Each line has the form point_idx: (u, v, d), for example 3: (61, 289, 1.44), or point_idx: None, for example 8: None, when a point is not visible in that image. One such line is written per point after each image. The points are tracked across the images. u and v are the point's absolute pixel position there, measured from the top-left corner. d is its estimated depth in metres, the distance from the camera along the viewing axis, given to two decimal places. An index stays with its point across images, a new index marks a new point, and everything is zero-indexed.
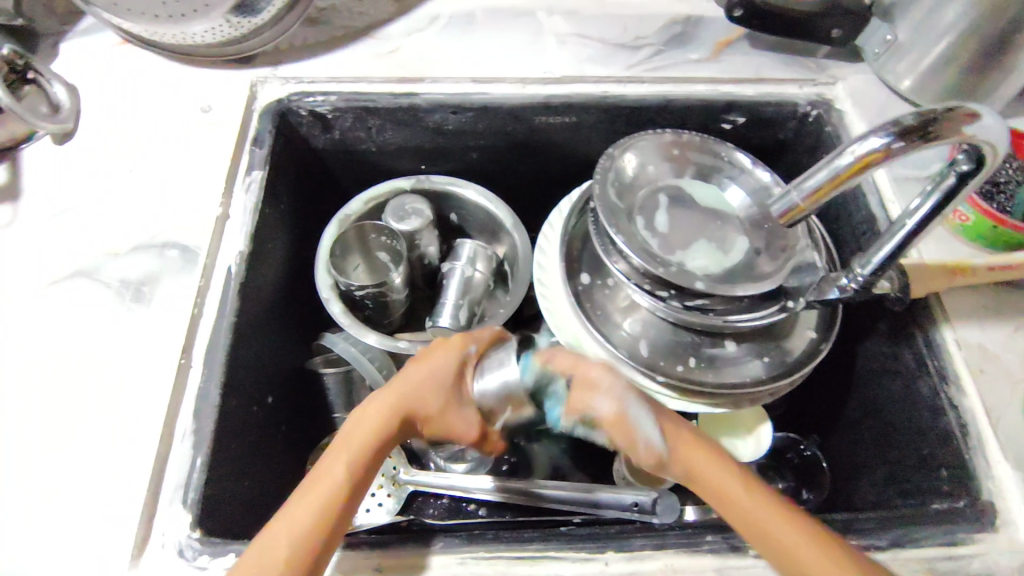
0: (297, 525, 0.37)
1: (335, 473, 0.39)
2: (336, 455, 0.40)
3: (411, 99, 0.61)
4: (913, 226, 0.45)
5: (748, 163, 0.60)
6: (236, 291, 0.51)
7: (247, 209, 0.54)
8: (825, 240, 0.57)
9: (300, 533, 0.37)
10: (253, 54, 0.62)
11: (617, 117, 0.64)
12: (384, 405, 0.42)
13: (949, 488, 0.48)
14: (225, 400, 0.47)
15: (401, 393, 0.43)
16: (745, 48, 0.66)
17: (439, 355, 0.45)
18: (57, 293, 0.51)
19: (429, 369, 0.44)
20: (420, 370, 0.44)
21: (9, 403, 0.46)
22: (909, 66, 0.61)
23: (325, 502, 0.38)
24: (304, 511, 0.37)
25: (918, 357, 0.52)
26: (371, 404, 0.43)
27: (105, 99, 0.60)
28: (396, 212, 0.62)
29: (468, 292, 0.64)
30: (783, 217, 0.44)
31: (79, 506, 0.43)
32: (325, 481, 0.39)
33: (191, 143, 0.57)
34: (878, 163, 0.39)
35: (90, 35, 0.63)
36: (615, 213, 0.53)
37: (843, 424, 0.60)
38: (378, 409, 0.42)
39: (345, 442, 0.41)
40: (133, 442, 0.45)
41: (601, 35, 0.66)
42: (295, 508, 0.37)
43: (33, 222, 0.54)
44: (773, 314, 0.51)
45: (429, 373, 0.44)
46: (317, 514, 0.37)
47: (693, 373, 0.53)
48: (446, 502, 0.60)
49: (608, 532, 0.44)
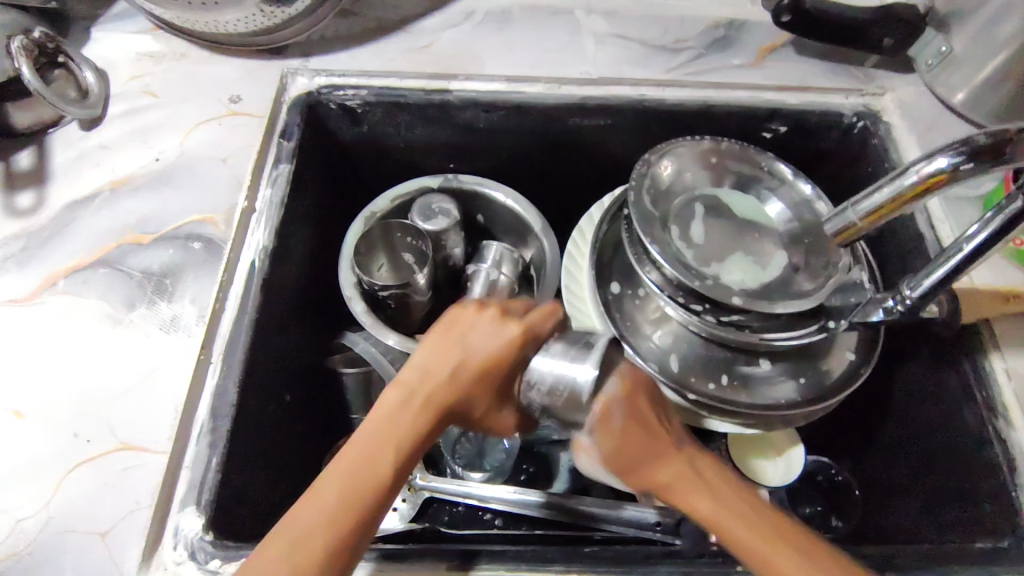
0: (337, 503, 0.34)
1: (377, 452, 0.36)
2: (381, 426, 0.36)
3: (443, 96, 0.59)
4: (970, 249, 0.43)
5: (788, 175, 0.57)
6: (258, 287, 0.50)
7: (275, 203, 0.53)
8: (870, 258, 0.55)
9: (336, 520, 0.33)
10: (285, 44, 0.61)
11: (654, 121, 0.61)
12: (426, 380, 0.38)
13: (993, 525, 0.46)
14: (242, 399, 0.46)
15: (435, 372, 0.38)
16: (790, 55, 0.64)
17: (473, 327, 0.40)
18: (79, 280, 0.50)
19: (462, 344, 0.39)
20: (459, 346, 0.39)
21: (27, 393, 0.46)
22: (964, 79, 0.58)
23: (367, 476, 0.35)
24: (342, 496, 0.34)
25: (964, 386, 0.49)
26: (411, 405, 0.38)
27: (135, 85, 0.59)
28: (423, 211, 0.61)
29: (492, 295, 0.62)
30: (839, 235, 0.42)
31: (92, 502, 0.42)
32: (369, 462, 0.35)
33: (218, 133, 0.56)
34: (944, 184, 0.37)
35: (121, 20, 0.62)
36: (651, 220, 0.51)
37: (878, 449, 0.57)
38: (417, 412, 0.37)
39: (388, 417, 0.37)
40: (149, 438, 0.44)
41: (641, 37, 0.64)
42: (333, 486, 0.34)
43: (57, 208, 0.53)
44: (810, 335, 0.49)
45: (469, 350, 0.39)
46: (361, 491, 0.34)
47: (726, 393, 0.51)
48: (462, 510, 0.58)
49: (634, 555, 0.43)
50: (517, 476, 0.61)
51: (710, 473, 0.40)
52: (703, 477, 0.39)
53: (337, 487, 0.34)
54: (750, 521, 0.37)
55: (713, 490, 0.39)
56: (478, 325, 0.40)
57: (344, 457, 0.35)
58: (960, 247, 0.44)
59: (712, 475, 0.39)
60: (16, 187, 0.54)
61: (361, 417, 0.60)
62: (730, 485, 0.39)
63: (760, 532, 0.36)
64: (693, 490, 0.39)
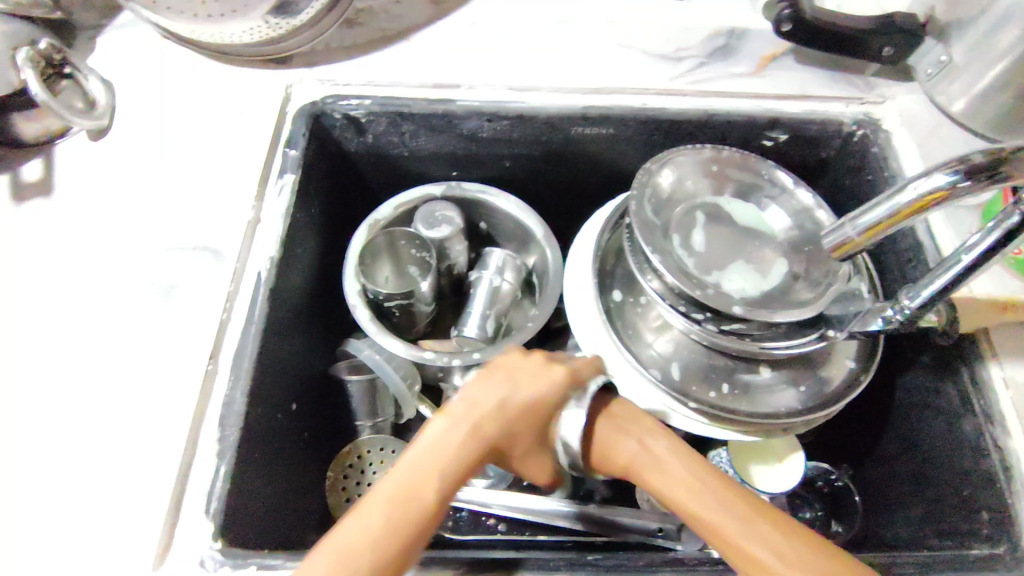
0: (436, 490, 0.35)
1: (468, 442, 0.38)
2: (481, 430, 0.39)
3: (446, 105, 0.60)
4: (968, 261, 0.44)
5: (789, 184, 0.58)
6: (265, 298, 0.50)
7: (280, 213, 0.54)
8: (871, 268, 0.55)
9: (392, 536, 0.33)
10: (289, 54, 0.61)
11: (656, 130, 0.62)
12: (496, 414, 0.40)
13: (990, 532, 0.47)
14: (250, 408, 0.47)
15: (502, 417, 0.40)
16: (791, 63, 0.64)
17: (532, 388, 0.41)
18: (87, 292, 0.50)
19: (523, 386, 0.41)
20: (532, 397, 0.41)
21: (39, 403, 0.46)
22: (962, 88, 0.59)
23: (438, 479, 0.36)
24: (398, 505, 0.34)
25: (962, 394, 0.50)
26: (476, 416, 0.39)
27: (140, 96, 0.59)
28: (426, 218, 0.62)
29: (496, 302, 0.63)
30: (835, 250, 0.43)
31: (103, 512, 0.42)
32: (440, 470, 0.36)
33: (224, 143, 0.57)
34: (942, 201, 0.37)
35: (126, 30, 0.62)
36: (651, 228, 0.52)
37: (878, 455, 0.58)
38: (478, 432, 0.39)
39: (485, 431, 0.39)
40: (156, 447, 0.44)
41: (642, 45, 0.64)
42: (417, 480, 0.35)
43: (66, 219, 0.54)
44: (810, 343, 0.49)
45: (532, 394, 0.41)
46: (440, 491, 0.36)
47: (727, 401, 0.52)
48: (466, 516, 0.59)
49: (635, 564, 0.44)
50: (520, 482, 0.62)
51: (676, 453, 0.41)
52: (670, 461, 0.41)
53: (394, 488, 0.35)
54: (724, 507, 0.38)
55: (707, 513, 0.38)
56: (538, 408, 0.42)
57: (409, 465, 0.36)
58: (959, 257, 0.44)
59: (680, 455, 0.41)
60: (24, 199, 0.55)
61: (367, 424, 0.61)
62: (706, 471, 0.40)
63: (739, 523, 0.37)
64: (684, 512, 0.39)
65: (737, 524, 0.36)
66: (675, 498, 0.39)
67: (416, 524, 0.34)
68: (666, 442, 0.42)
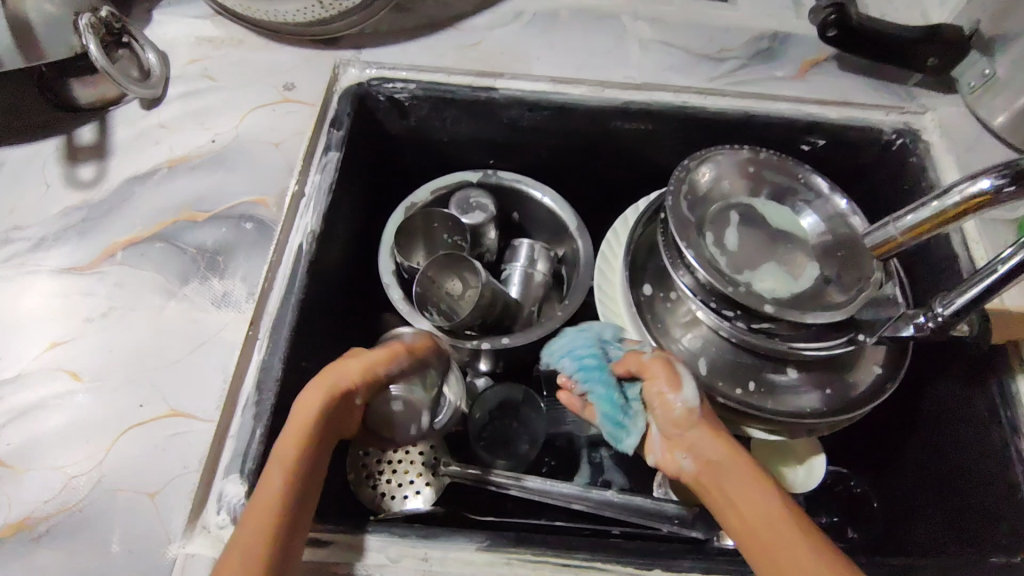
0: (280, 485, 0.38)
1: (297, 440, 0.40)
2: (303, 416, 0.42)
3: (489, 93, 0.61)
4: (1004, 271, 0.43)
5: (824, 189, 0.57)
6: (305, 269, 0.51)
7: (323, 189, 0.55)
8: (900, 275, 0.55)
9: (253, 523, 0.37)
10: (338, 36, 0.63)
11: (695, 128, 0.62)
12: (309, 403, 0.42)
13: (1008, 541, 0.47)
14: (286, 376, 0.48)
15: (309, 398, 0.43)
16: (833, 69, 0.64)
17: (341, 370, 0.45)
18: (135, 253, 0.52)
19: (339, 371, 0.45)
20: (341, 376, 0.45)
21: (87, 356, 0.48)
22: (1006, 102, 0.59)
23: (293, 450, 0.40)
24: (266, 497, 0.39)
25: (991, 406, 0.50)
26: (302, 406, 0.42)
27: (193, 68, 0.61)
28: (461, 205, 0.64)
29: (528, 289, 0.65)
30: (876, 249, 0.43)
31: (143, 465, 0.44)
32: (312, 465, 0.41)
33: (272, 119, 0.58)
34: (985, 206, 0.38)
35: (181, 4, 0.64)
36: (687, 225, 0.52)
37: (899, 463, 0.58)
38: (301, 419, 0.41)
39: (304, 424, 0.41)
40: (198, 406, 0.46)
41: (685, 44, 0.65)
42: (269, 483, 0.38)
43: (118, 182, 0.55)
44: (839, 346, 0.49)
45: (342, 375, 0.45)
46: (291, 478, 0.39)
47: (752, 399, 0.52)
48: (484, 497, 0.60)
49: (658, 550, 0.45)
50: (539, 468, 0.63)
51: (745, 468, 0.42)
52: (734, 472, 0.42)
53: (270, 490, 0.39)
54: (786, 537, 0.38)
55: (748, 494, 0.41)
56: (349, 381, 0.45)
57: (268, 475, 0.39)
58: (994, 267, 0.44)
59: (746, 470, 0.42)
60: (77, 160, 0.56)
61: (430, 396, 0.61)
62: (767, 492, 0.41)
63: (789, 543, 0.37)
64: (722, 481, 0.42)
65: (785, 538, 0.38)
66: (722, 472, 0.43)
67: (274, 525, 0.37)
68: (730, 453, 0.43)
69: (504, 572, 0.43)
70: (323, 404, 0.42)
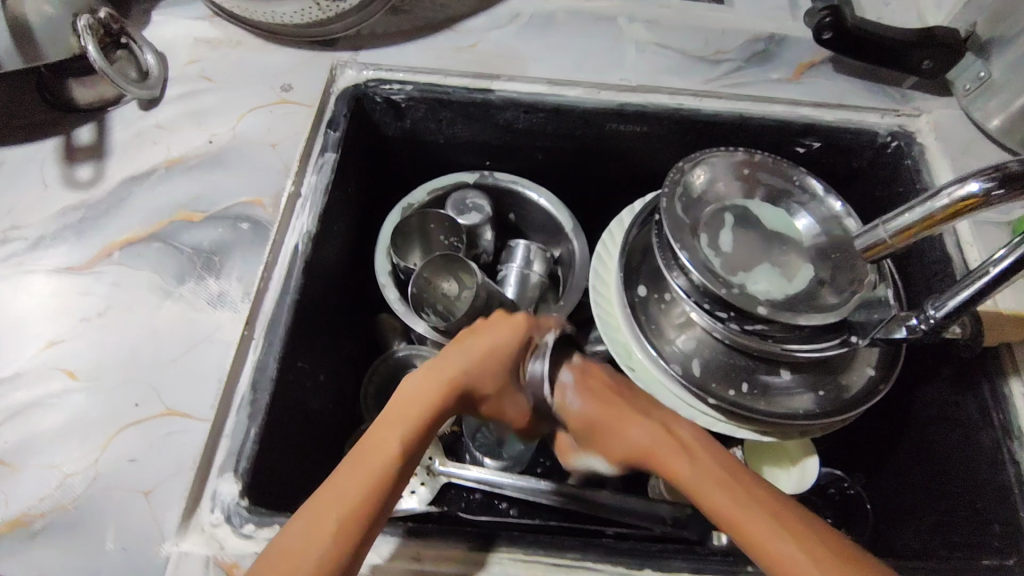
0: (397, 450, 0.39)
1: (418, 409, 0.41)
2: (430, 388, 0.43)
3: (485, 95, 0.61)
4: (996, 273, 0.44)
5: (819, 191, 0.58)
6: (301, 269, 0.52)
7: (320, 190, 0.55)
8: (896, 278, 0.55)
9: (362, 486, 0.37)
10: (336, 37, 0.63)
11: (691, 130, 0.63)
12: (449, 375, 0.44)
13: (1000, 545, 0.47)
14: (281, 375, 0.48)
15: (456, 375, 0.44)
16: (829, 72, 0.64)
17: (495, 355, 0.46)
18: (132, 253, 0.52)
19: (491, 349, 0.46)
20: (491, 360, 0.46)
21: (84, 355, 0.48)
22: (1001, 104, 0.59)
23: (416, 421, 0.41)
24: (365, 461, 0.38)
25: (982, 407, 0.51)
26: (430, 378, 0.43)
27: (191, 69, 0.61)
28: (457, 206, 0.64)
29: (524, 290, 0.65)
30: (866, 251, 0.43)
31: (138, 463, 0.44)
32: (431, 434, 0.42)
33: (269, 120, 0.58)
34: (974, 208, 0.38)
35: (180, 5, 0.64)
36: (681, 227, 0.53)
37: (892, 465, 0.58)
38: (430, 388, 0.43)
39: (439, 392, 0.43)
40: (193, 405, 0.46)
41: (681, 46, 0.65)
42: (380, 449, 0.39)
43: (115, 183, 0.56)
44: (831, 348, 0.49)
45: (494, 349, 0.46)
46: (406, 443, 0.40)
47: (746, 400, 0.52)
48: (478, 497, 0.60)
49: (648, 550, 0.45)
50: (533, 468, 0.64)
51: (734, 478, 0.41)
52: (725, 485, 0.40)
53: (358, 456, 0.39)
54: (784, 543, 0.37)
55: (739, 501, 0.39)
56: (502, 378, 0.47)
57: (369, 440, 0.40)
58: (986, 270, 0.44)
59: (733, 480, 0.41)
60: (76, 160, 0.57)
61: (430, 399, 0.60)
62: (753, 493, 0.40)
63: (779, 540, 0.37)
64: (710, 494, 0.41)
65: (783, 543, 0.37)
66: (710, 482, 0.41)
67: (369, 494, 0.37)
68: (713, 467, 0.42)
69: (495, 572, 0.43)
70: (464, 380, 0.44)
